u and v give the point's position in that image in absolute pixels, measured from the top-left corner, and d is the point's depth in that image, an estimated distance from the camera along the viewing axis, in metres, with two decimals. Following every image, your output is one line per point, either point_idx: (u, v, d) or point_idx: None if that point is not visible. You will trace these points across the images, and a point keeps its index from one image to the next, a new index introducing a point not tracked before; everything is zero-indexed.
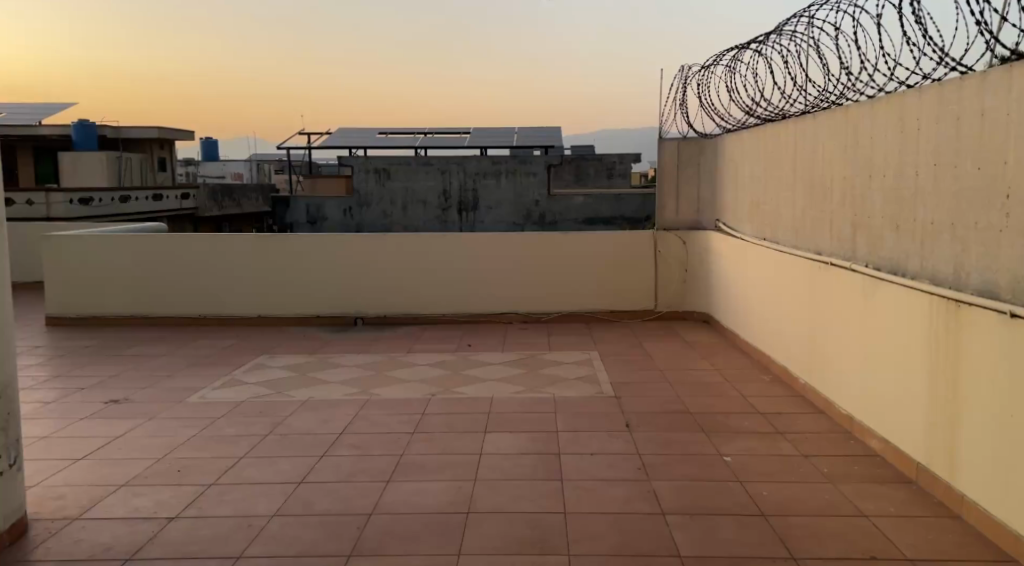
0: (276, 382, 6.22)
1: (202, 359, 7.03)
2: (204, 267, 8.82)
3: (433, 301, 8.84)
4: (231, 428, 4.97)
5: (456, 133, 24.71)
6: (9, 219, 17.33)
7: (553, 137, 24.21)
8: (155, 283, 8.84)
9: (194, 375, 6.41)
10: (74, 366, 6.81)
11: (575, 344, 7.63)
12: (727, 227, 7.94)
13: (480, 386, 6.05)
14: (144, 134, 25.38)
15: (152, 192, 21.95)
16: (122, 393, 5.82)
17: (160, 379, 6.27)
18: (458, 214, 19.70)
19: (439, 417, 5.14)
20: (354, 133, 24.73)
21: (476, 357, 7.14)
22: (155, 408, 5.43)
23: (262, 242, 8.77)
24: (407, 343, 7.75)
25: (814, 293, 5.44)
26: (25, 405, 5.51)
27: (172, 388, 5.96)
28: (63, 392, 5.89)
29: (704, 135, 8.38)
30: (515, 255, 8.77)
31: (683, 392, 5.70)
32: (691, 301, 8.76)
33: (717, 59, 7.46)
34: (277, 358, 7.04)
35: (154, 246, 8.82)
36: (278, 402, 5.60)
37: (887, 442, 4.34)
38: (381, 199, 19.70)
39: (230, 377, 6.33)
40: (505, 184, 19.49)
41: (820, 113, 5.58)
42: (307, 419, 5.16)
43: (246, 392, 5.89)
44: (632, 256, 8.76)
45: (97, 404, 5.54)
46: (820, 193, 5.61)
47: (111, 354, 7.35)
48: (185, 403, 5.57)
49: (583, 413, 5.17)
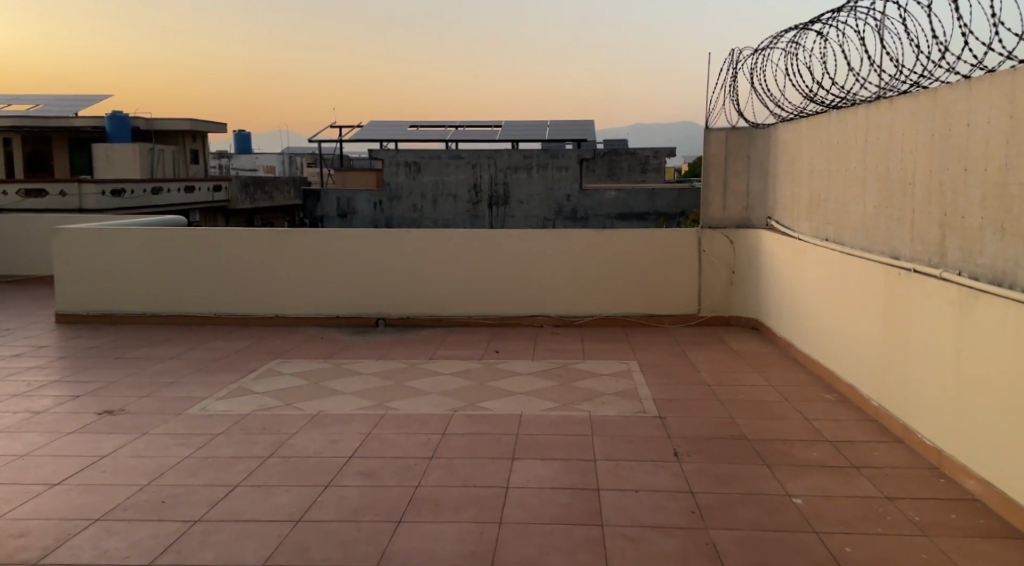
0: (286, 391, 5.70)
1: (211, 363, 6.56)
2: (218, 263, 8.36)
3: (459, 301, 8.27)
4: (228, 449, 4.45)
5: (487, 126, 24.20)
6: (42, 210, 17.26)
7: (585, 131, 23.57)
8: (167, 279, 8.42)
9: (200, 383, 5.93)
10: (76, 369, 6.38)
11: (612, 352, 7.01)
12: (781, 226, 7.25)
13: (508, 400, 5.47)
14: (177, 127, 25.32)
15: (185, 184, 21.77)
16: (119, 403, 5.36)
17: (164, 386, 5.81)
18: (489, 208, 19.16)
19: (461, 439, 4.57)
20: (383, 125, 24.34)
21: (504, 365, 6.57)
22: (151, 421, 4.95)
23: (279, 237, 8.29)
24: (430, 349, 7.21)
25: (893, 304, 4.75)
26: (14, 415, 5.08)
27: (174, 398, 5.49)
28: (57, 400, 5.45)
29: (755, 125, 7.67)
30: (547, 254, 8.16)
31: (737, 413, 5.06)
32: (738, 306, 8.07)
33: (773, 41, 6.75)
34: (290, 364, 6.54)
35: (165, 240, 8.38)
36: (284, 416, 5.08)
37: (988, 485, 3.65)
38: (411, 192, 19.17)
39: (237, 386, 5.84)
40: (536, 177, 18.88)
41: (898, 96, 4.87)
42: (314, 437, 4.62)
43: (253, 404, 5.38)
44: (674, 256, 8.10)
45: (90, 416, 5.08)
46: (898, 188, 4.90)
47: (117, 355, 6.91)
48: (184, 416, 5.09)
49: (624, 437, 4.56)
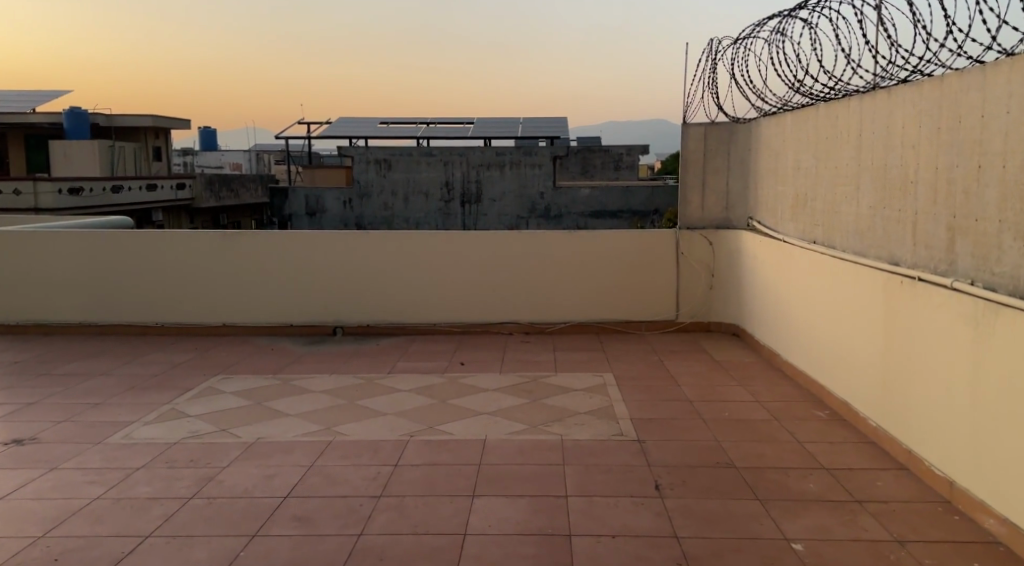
0: (225, 414, 5.11)
1: (146, 381, 5.93)
2: (161, 268, 7.72)
3: (423, 308, 7.73)
4: (147, 487, 3.82)
5: (459, 124, 23.67)
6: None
7: (558, 127, 23.13)
8: (104, 286, 7.75)
9: (129, 404, 5.30)
10: None
11: (586, 363, 6.52)
12: (764, 227, 6.82)
13: (471, 422, 4.94)
14: (139, 123, 24.36)
15: (148, 182, 20.82)
16: (32, 429, 4.71)
17: (87, 409, 5.17)
18: (461, 206, 18.57)
19: (416, 472, 4.03)
20: (353, 122, 23.67)
21: (469, 379, 6.04)
22: (62, 452, 4.31)
23: (227, 240, 7.68)
24: (389, 361, 6.66)
25: (894, 314, 4.32)
26: None
27: (96, 423, 4.85)
28: None
29: (736, 119, 7.22)
30: (516, 257, 7.65)
31: (723, 435, 4.59)
32: (718, 311, 7.64)
33: (756, 29, 6.30)
34: (234, 381, 5.94)
35: (101, 243, 7.71)
36: (218, 445, 4.49)
37: (1011, 525, 3.22)
38: (381, 190, 18.55)
39: (170, 408, 5.22)
40: (509, 175, 18.36)
41: (898, 86, 4.43)
42: (250, 471, 4.06)
43: (186, 429, 4.79)
44: (651, 259, 7.64)
45: None
46: (897, 188, 4.46)
47: (42, 370, 6.24)
48: (105, 444, 4.46)
49: (600, 467, 4.07)
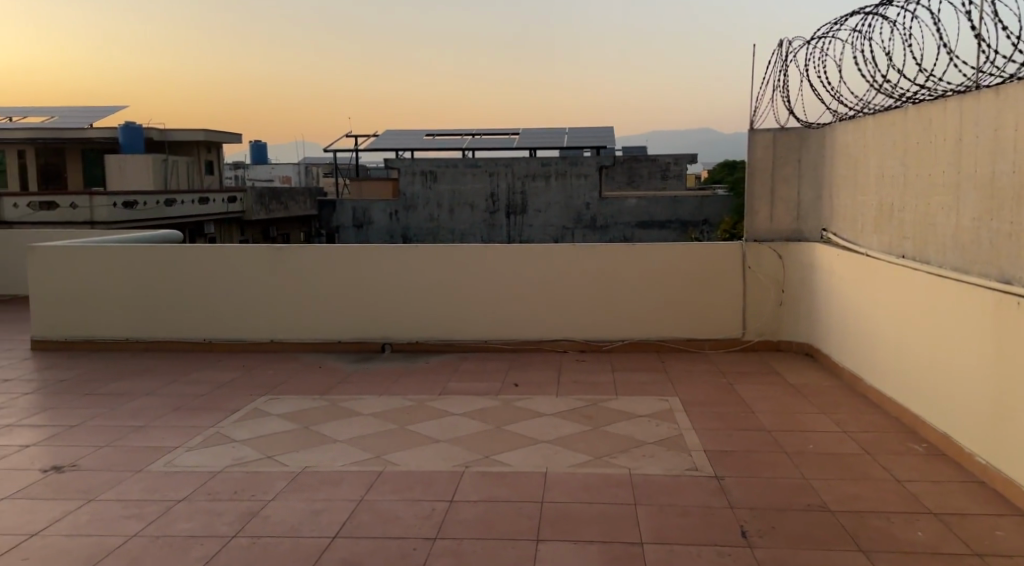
0: (272, 440, 4.85)
1: (191, 402, 5.73)
2: (208, 283, 7.58)
3: (473, 324, 7.42)
4: (187, 523, 3.55)
5: (505, 135, 23.49)
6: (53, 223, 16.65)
7: (604, 137, 22.78)
8: (151, 302, 7.64)
9: (174, 427, 5.08)
10: (36, 408, 5.54)
11: (649, 386, 6.12)
12: (841, 240, 6.34)
13: (530, 452, 4.59)
14: (192, 138, 24.77)
15: (200, 196, 21.06)
16: (74, 455, 4.50)
17: (130, 432, 4.96)
18: (506, 217, 18.29)
19: (474, 510, 3.69)
20: (399, 134, 23.69)
21: (524, 403, 5.69)
22: (102, 480, 4.08)
23: (273, 254, 7.50)
24: (440, 381, 6.35)
25: (1006, 339, 3.84)
26: None
27: (138, 448, 4.64)
28: (5, 450, 4.57)
29: (808, 125, 6.76)
30: (571, 272, 7.30)
31: (810, 472, 4.15)
32: (787, 330, 7.16)
33: (833, 28, 5.84)
34: (280, 403, 5.70)
35: (149, 258, 7.60)
36: (262, 475, 4.22)
37: None
38: (427, 202, 18.37)
39: (214, 432, 4.99)
40: (554, 185, 18.02)
41: (1009, 86, 3.96)
42: (297, 506, 3.77)
43: (231, 456, 4.54)
44: (716, 274, 7.20)
45: (33, 473, 4.16)
46: (1008, 197, 3.98)
47: (88, 389, 6.08)
48: (146, 473, 4.21)
49: (676, 508, 3.67)
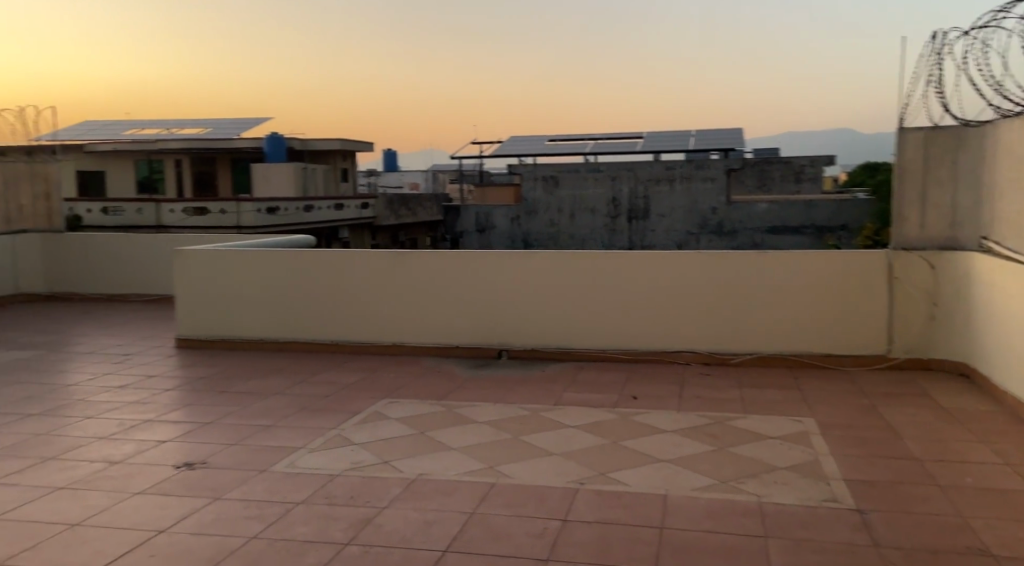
0: (389, 445, 4.88)
1: (315, 403, 5.89)
2: (336, 287, 7.84)
3: (592, 333, 7.23)
4: (304, 527, 3.59)
5: (628, 139, 23.09)
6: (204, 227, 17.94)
7: (733, 140, 21.90)
8: (284, 304, 7.99)
9: (298, 428, 5.23)
10: (177, 404, 5.89)
11: (780, 404, 5.69)
12: (1006, 248, 5.65)
13: (649, 471, 4.35)
14: (328, 147, 26.06)
15: (334, 202, 22.09)
16: (205, 452, 4.70)
17: (258, 432, 5.15)
18: (628, 222, 17.89)
19: (588, 532, 3.51)
20: (522, 140, 23.84)
21: (644, 418, 5.44)
22: (230, 479, 4.24)
23: (397, 260, 7.66)
24: (557, 391, 6.21)
25: None
26: (90, 463, 4.45)
27: (264, 448, 4.80)
28: (146, 444, 4.86)
29: (966, 121, 6.09)
30: (696, 281, 6.95)
31: (970, 511, 3.66)
32: (940, 347, 6.47)
33: (999, 13, 5.22)
34: (398, 407, 5.76)
35: (283, 262, 7.96)
36: (378, 480, 4.23)
37: None
38: (549, 206, 18.31)
39: (335, 434, 5.09)
40: (679, 190, 17.48)
41: None
42: (409, 516, 3.73)
43: (349, 460, 4.60)
44: (857, 285, 6.63)
45: (169, 469, 4.38)
46: None
47: (223, 387, 6.41)
48: (269, 473, 4.34)
49: (812, 544, 3.32)
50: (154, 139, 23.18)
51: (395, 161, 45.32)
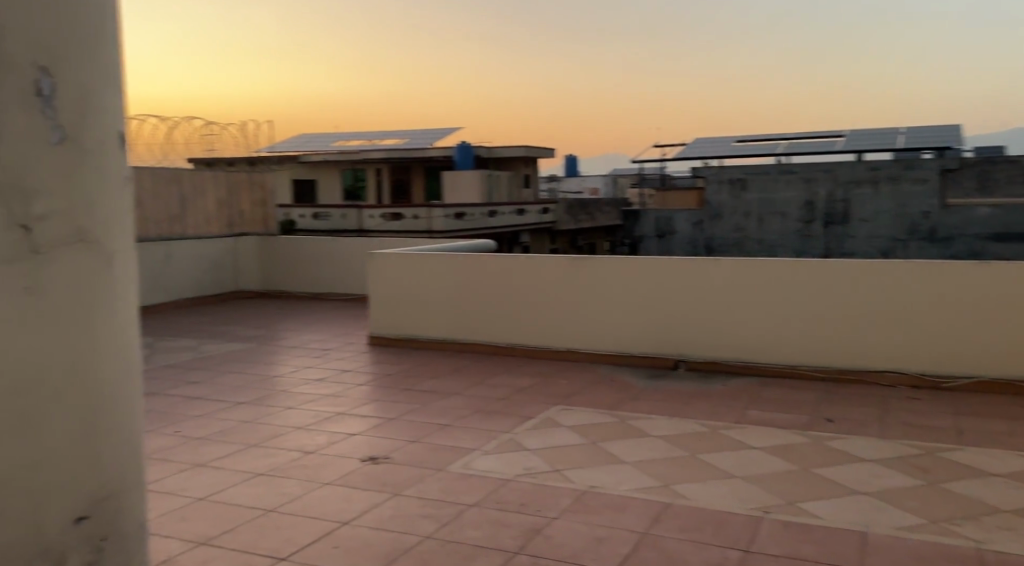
0: (561, 453, 4.83)
1: (491, 406, 5.99)
2: (514, 290, 7.96)
3: (779, 346, 6.75)
4: (475, 531, 3.62)
5: (826, 138, 21.49)
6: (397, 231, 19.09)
7: (952, 136, 19.62)
8: (465, 306, 8.24)
9: (474, 430, 5.33)
10: (366, 399, 6.24)
11: (1008, 438, 4.93)
12: None
13: (844, 504, 3.93)
14: (512, 154, 26.77)
15: (517, 207, 22.62)
16: (388, 447, 4.92)
17: (436, 431, 5.31)
18: (824, 227, 16.59)
19: None
20: (708, 142, 22.98)
21: (839, 443, 4.94)
22: (408, 476, 4.39)
23: (574, 265, 7.63)
24: (739, 407, 5.84)
25: None
26: (289, 451, 4.82)
27: (441, 447, 4.93)
28: (337, 436, 5.18)
29: None
30: (903, 293, 6.26)
31: None
32: None
33: None
34: (572, 415, 5.69)
35: (465, 265, 8.21)
36: (549, 489, 4.19)
37: None
38: (735, 210, 17.38)
39: (508, 438, 5.12)
40: (885, 192, 15.95)
41: None
42: (578, 530, 3.64)
43: (521, 466, 4.60)
44: None
45: (355, 462, 4.63)
46: None
47: (407, 385, 6.71)
48: (445, 473, 4.44)
49: None
50: (356, 149, 25.09)
51: (576, 166, 45.71)
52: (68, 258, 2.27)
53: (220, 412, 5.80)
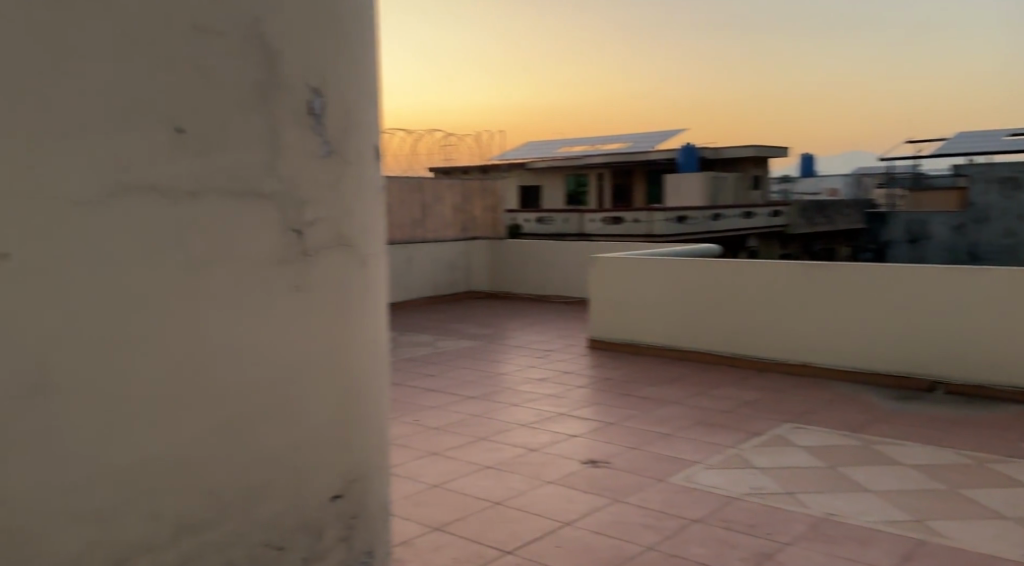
0: (794, 474, 4.49)
1: (716, 418, 5.74)
2: (741, 298, 7.64)
3: None
4: (700, 548, 3.48)
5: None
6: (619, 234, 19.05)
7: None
8: (688, 313, 8.02)
9: (696, 442, 5.14)
10: (586, 401, 6.29)
11: None
12: None
13: None
14: (740, 154, 25.60)
15: (745, 211, 21.57)
16: (608, 452, 4.91)
17: (657, 440, 5.20)
18: None
19: None
20: (973, 136, 20.28)
21: None
22: (629, 483, 4.34)
23: (810, 274, 7.20)
24: (1014, 440, 5.04)
25: None
26: (513, 447, 4.99)
27: (663, 456, 4.82)
28: (558, 436, 5.27)
29: None
30: None
31: None
32: None
33: None
34: (806, 434, 5.28)
35: (689, 270, 7.98)
36: (781, 512, 3.91)
37: None
38: (1007, 212, 15.09)
39: (734, 454, 4.87)
40: None
41: None
42: (816, 560, 3.35)
43: (749, 484, 4.34)
44: None
45: (575, 464, 4.67)
46: None
47: (627, 391, 6.65)
48: (667, 484, 4.32)
49: None
50: (580, 154, 25.51)
51: (811, 166, 42.65)
52: (333, 260, 2.71)
53: (451, 405, 6.17)
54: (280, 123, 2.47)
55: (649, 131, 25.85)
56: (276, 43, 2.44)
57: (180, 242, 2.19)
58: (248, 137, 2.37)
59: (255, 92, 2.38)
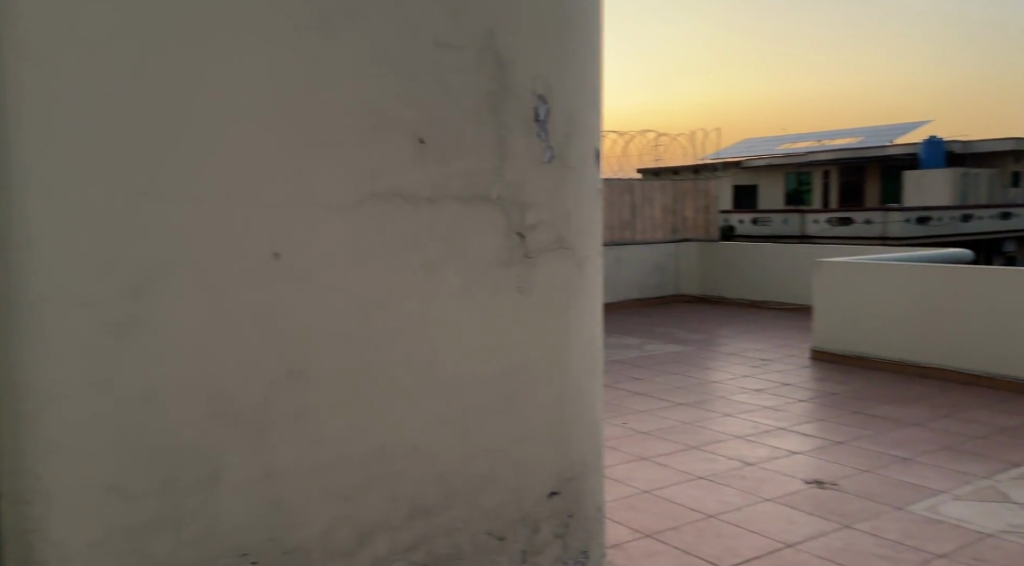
0: None
1: (967, 444, 5.08)
2: (1001, 310, 6.68)
3: None
4: None
5: None
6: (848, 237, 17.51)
7: None
8: (932, 325, 7.18)
9: (942, 469, 4.58)
10: (810, 416, 5.87)
11: None
12: None
13: None
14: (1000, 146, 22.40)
15: (1004, 211, 18.83)
16: (834, 472, 4.54)
17: (894, 463, 4.71)
18: None
19: None
20: None
21: None
22: (859, 508, 3.99)
23: None
24: None
25: None
26: (727, 459, 4.80)
27: (900, 482, 4.36)
28: (777, 451, 4.98)
29: None
30: None
31: None
32: None
33: None
34: None
35: (935, 278, 7.15)
36: None
37: None
38: None
39: (989, 486, 4.28)
40: None
41: None
42: None
43: (1008, 521, 3.79)
44: None
45: (797, 482, 4.38)
46: None
47: (857, 408, 6.11)
48: (905, 513, 3.90)
49: None
50: (804, 152, 23.86)
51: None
52: (553, 261, 2.77)
53: (662, 410, 6.08)
54: (508, 130, 2.61)
55: (886, 123, 23.51)
56: (506, 54, 2.57)
57: (416, 244, 2.43)
58: (479, 144, 2.55)
59: (485, 102, 2.54)
